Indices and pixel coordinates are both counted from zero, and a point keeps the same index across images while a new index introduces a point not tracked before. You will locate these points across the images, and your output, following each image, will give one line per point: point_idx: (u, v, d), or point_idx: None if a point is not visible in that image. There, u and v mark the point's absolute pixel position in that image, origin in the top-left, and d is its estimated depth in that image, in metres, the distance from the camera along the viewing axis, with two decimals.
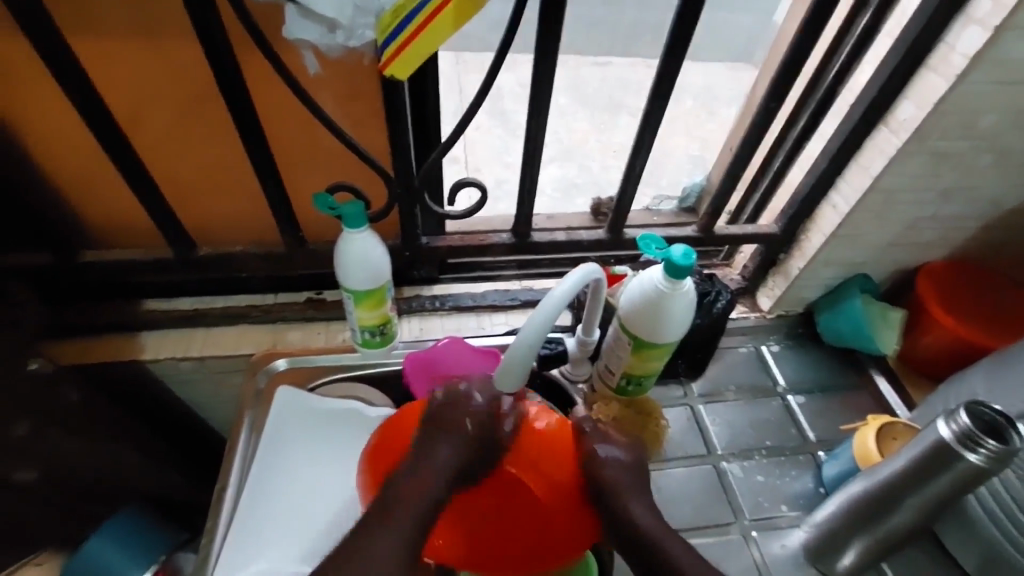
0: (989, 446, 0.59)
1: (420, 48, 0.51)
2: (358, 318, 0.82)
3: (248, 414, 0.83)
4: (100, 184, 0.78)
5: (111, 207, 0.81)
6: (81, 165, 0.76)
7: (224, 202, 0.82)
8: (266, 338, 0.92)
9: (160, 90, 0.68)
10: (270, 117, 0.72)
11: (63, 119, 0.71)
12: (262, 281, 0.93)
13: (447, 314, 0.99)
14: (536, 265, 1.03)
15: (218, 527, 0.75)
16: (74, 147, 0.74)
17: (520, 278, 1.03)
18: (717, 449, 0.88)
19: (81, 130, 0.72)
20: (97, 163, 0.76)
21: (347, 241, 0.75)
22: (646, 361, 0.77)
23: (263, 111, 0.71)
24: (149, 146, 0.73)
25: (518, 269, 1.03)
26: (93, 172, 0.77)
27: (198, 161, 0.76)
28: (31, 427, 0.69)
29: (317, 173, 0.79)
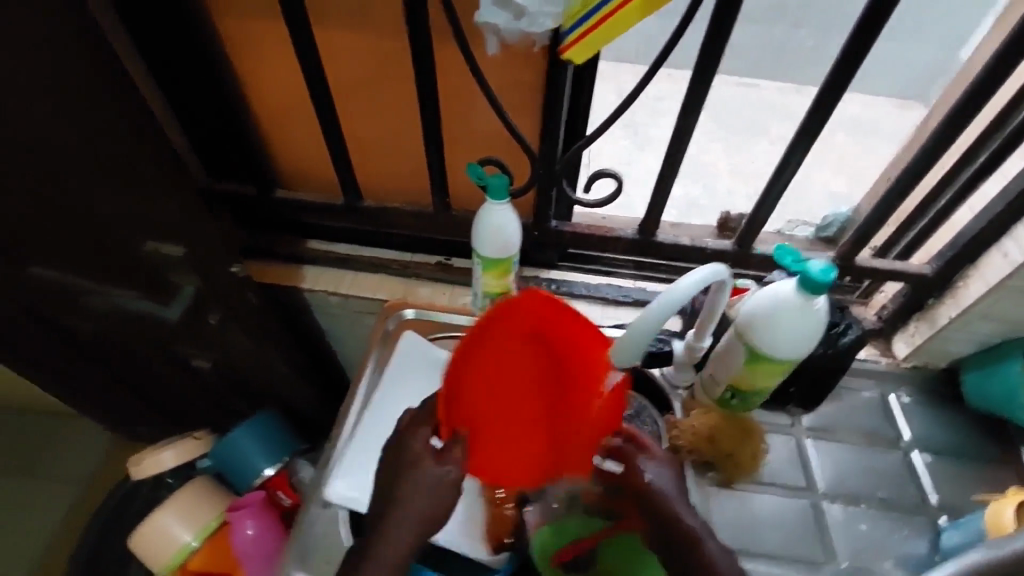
0: None
1: (602, 34, 0.57)
2: (483, 284, 0.91)
3: (375, 350, 0.95)
4: (300, 138, 0.93)
5: (307, 159, 0.97)
6: (293, 121, 0.91)
7: (392, 167, 0.93)
8: (400, 289, 1.05)
9: (366, 65, 0.80)
10: (449, 97, 0.81)
11: (289, 85, 0.86)
12: (401, 240, 1.05)
13: (560, 298, 1.03)
14: (655, 269, 1.03)
15: (343, 431, 0.87)
16: (290, 105, 0.89)
17: (635, 278, 1.05)
18: (819, 486, 0.83)
19: (298, 92, 0.87)
20: (303, 121, 0.91)
21: (489, 211, 0.84)
22: (756, 376, 0.76)
23: (445, 91, 0.81)
24: (345, 112, 0.86)
25: (635, 269, 1.04)
26: (298, 127, 0.92)
27: (380, 129, 0.88)
28: (221, 319, 0.86)
29: (475, 151, 0.88)
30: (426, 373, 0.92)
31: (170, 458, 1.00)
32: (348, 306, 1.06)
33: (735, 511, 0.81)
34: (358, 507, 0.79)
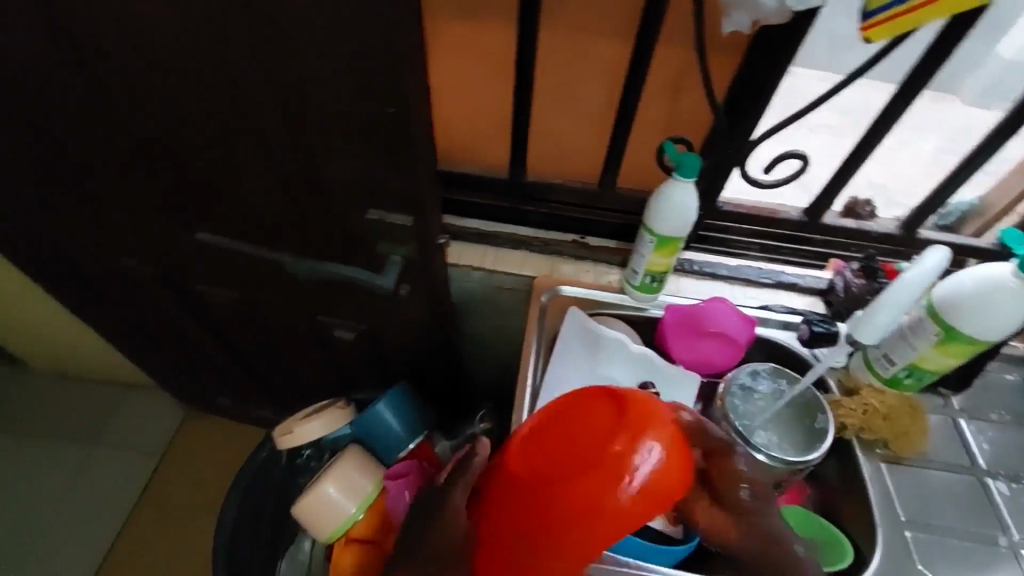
0: None
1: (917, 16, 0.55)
2: (650, 261, 0.92)
3: (540, 322, 0.96)
4: (480, 116, 0.90)
5: (475, 135, 0.93)
6: (480, 95, 0.87)
7: (568, 143, 0.92)
8: (544, 265, 1.04)
9: (582, 35, 0.78)
10: (656, 73, 0.81)
11: (488, 57, 0.82)
12: (540, 216, 1.04)
13: (701, 279, 1.03)
14: (782, 251, 1.04)
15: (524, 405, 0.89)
16: (483, 82, 0.85)
17: (762, 261, 1.05)
18: (981, 465, 0.86)
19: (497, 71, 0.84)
20: (484, 94, 0.87)
21: (674, 188, 0.84)
22: (943, 358, 0.79)
23: (653, 68, 0.80)
24: (539, 86, 0.84)
25: (761, 251, 1.05)
26: (485, 109, 0.89)
27: (573, 103, 0.86)
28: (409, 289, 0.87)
29: (660, 129, 0.88)
30: (594, 351, 0.93)
31: (318, 428, 1.00)
32: (488, 281, 1.05)
33: (908, 487, 0.83)
34: None
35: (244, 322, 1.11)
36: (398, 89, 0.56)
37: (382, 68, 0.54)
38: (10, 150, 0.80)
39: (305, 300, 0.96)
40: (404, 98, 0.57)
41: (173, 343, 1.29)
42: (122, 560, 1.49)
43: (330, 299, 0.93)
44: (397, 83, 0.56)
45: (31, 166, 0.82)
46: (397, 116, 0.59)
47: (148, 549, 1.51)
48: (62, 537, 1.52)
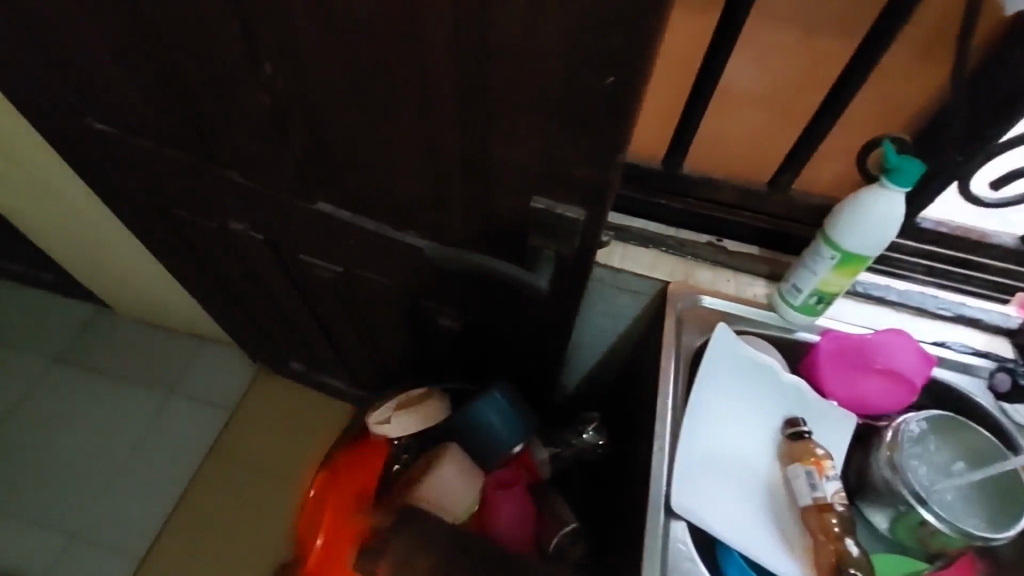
0: None
1: None
2: (822, 280, 0.78)
3: (676, 337, 0.84)
4: (653, 90, 0.80)
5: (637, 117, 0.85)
6: (661, 64, 0.78)
7: (745, 134, 0.82)
8: (678, 270, 0.90)
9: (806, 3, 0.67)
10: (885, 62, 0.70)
11: (687, 20, 0.73)
12: (688, 214, 0.90)
13: (860, 301, 0.90)
14: (967, 281, 0.88)
15: (664, 429, 0.77)
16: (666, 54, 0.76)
17: (937, 287, 0.89)
18: None
19: (688, 37, 0.75)
20: (664, 69, 0.78)
21: (880, 195, 0.70)
22: None
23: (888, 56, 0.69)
24: (736, 58, 0.74)
25: (932, 276, 0.89)
26: (662, 81, 0.80)
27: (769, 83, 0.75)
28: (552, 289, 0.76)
29: (862, 127, 0.77)
30: (739, 377, 0.82)
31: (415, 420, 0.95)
32: (611, 281, 0.93)
33: None
34: (705, 524, 0.72)
35: (344, 299, 1.04)
36: (634, 57, 0.46)
37: (621, 28, 0.45)
38: (142, 95, 0.75)
39: (421, 284, 0.88)
40: (634, 68, 0.47)
41: (262, 309, 1.24)
42: (185, 513, 1.48)
43: (452, 287, 0.85)
44: (632, 51, 0.46)
45: (161, 113, 0.76)
46: (617, 90, 0.49)
47: (210, 507, 1.49)
48: (133, 481, 1.52)
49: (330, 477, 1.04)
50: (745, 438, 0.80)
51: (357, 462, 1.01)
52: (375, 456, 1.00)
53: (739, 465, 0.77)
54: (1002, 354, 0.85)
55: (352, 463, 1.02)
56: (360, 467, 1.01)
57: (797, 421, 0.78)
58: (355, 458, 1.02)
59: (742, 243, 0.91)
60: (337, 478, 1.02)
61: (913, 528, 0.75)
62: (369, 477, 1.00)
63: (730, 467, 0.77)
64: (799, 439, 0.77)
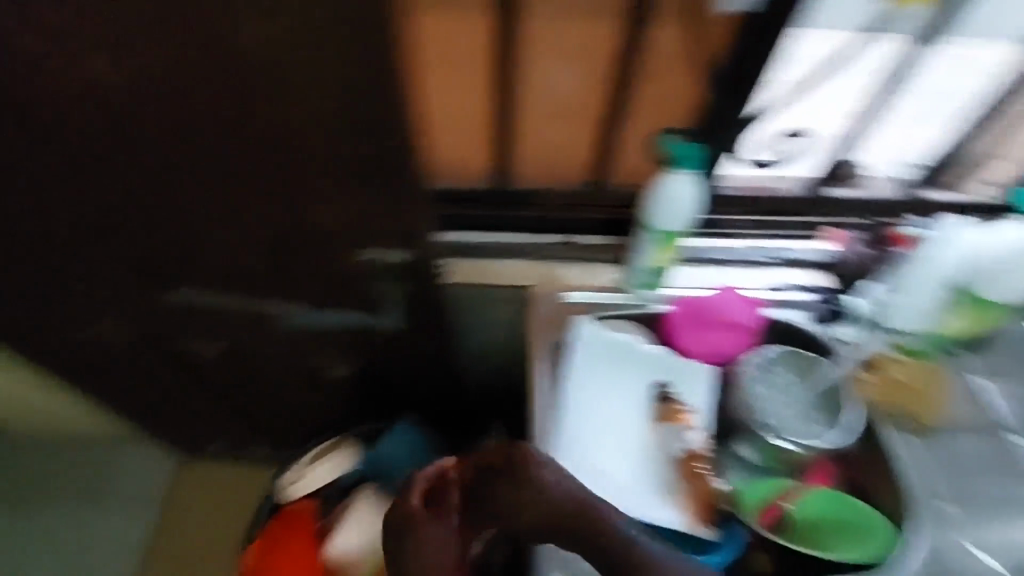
0: None
1: None
2: (651, 257, 0.89)
3: (544, 338, 0.91)
4: (460, 116, 0.86)
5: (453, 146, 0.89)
6: (457, 93, 0.83)
7: (550, 146, 0.90)
8: (536, 273, 0.98)
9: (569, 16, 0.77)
10: (643, 62, 0.81)
11: (472, 45, 0.79)
12: (532, 220, 0.97)
13: (701, 266, 1.00)
14: (784, 227, 1.00)
15: (545, 424, 0.84)
16: (457, 81, 0.82)
17: (766, 238, 1.01)
18: (1004, 421, 0.85)
19: (470, 64, 0.81)
20: (463, 95, 0.84)
21: (671, 180, 0.80)
22: (959, 316, 0.86)
23: (644, 59, 0.80)
24: (525, 73, 0.82)
25: (757, 227, 1.00)
26: (463, 109, 0.86)
27: (559, 92, 0.84)
28: None
29: (648, 118, 0.86)
30: (603, 360, 0.89)
31: (332, 466, 1.02)
32: (481, 298, 0.99)
33: (938, 457, 0.82)
34: None
35: (232, 372, 1.05)
36: None
37: None
38: None
39: None
40: None
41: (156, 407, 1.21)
42: None
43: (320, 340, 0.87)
44: None
45: None
46: None
47: None
48: None
49: (254, 556, 0.98)
50: (619, 412, 0.87)
51: (284, 534, 0.98)
52: (299, 523, 0.99)
53: (615, 439, 0.86)
54: (820, 284, 0.97)
55: (280, 536, 0.98)
56: (287, 537, 0.98)
57: (665, 387, 0.89)
58: (280, 529, 0.99)
59: (591, 236, 0.98)
60: (264, 552, 0.98)
61: (769, 453, 0.85)
62: (301, 545, 0.98)
63: (608, 444, 0.85)
64: (667, 403, 0.88)
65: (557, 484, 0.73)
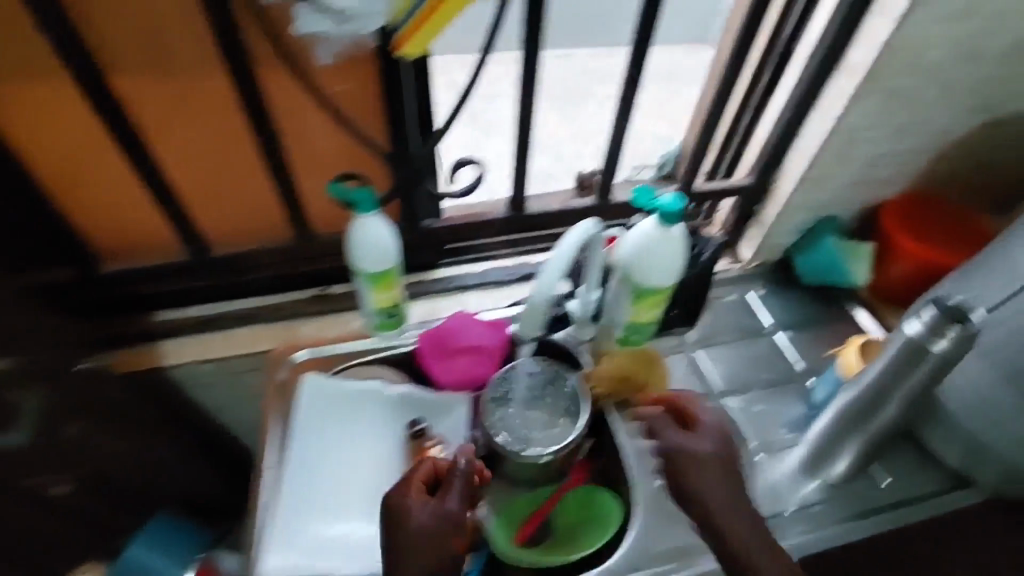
0: (955, 333, 0.63)
1: (434, 27, 0.57)
2: (374, 300, 0.88)
3: (272, 408, 0.88)
4: (117, 193, 0.81)
5: (131, 224, 0.85)
6: (99, 170, 0.78)
7: (234, 209, 0.85)
8: (282, 334, 0.96)
9: (174, 100, 0.71)
10: (287, 118, 0.74)
11: (90, 139, 0.74)
12: (267, 282, 0.94)
13: (452, 294, 1.02)
14: (531, 243, 1.03)
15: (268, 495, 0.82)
16: (92, 159, 0.77)
17: (517, 257, 1.05)
18: (715, 387, 0.95)
19: (97, 143, 0.75)
20: (113, 173, 0.79)
21: (359, 227, 0.80)
22: (646, 311, 0.84)
23: (284, 113, 0.74)
24: (162, 158, 0.77)
25: (512, 247, 1.03)
26: (117, 185, 0.80)
27: (212, 167, 0.79)
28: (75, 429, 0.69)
29: (325, 169, 0.81)
30: (331, 415, 0.87)
31: None
32: (224, 369, 0.96)
33: (657, 436, 0.89)
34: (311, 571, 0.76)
35: None
36: None
37: None
38: None
39: None
40: None
41: None
42: None
43: None
44: None
45: None
46: None
47: None
48: None
49: None
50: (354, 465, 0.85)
51: None
52: None
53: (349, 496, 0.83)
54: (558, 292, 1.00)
55: None
56: None
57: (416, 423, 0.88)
58: None
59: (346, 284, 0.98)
60: None
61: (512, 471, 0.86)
62: None
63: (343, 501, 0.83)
64: (417, 439, 0.88)
65: (681, 455, 0.70)
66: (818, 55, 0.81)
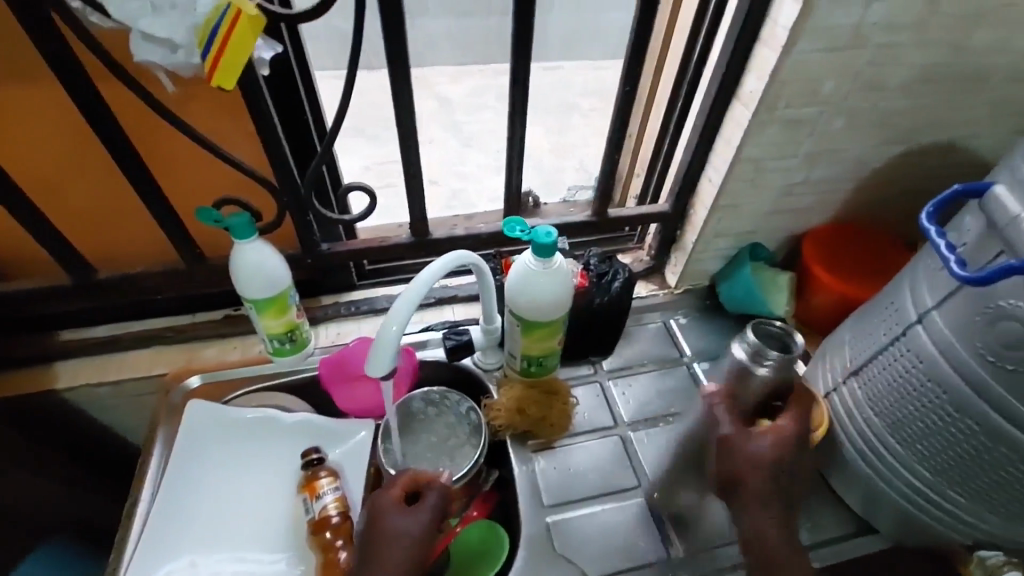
0: (773, 357, 0.70)
1: (236, 54, 0.54)
2: (263, 326, 0.85)
3: (161, 428, 0.86)
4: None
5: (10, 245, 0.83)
6: None
7: (113, 230, 0.84)
8: (180, 357, 0.93)
9: (29, 121, 0.69)
10: (149, 143, 0.74)
11: None
12: (175, 302, 0.94)
13: (364, 317, 1.00)
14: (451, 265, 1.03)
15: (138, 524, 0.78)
16: None
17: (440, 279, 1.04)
18: (623, 420, 0.92)
19: None
20: None
21: (239, 251, 0.77)
22: (540, 342, 0.81)
23: (144, 139, 0.73)
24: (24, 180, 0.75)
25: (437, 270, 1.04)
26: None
27: (81, 187, 0.77)
28: None
29: (204, 190, 0.81)
30: (219, 440, 0.86)
31: None
32: (124, 393, 0.93)
33: (555, 471, 0.85)
34: None
35: None
36: None
37: None
38: None
39: None
40: None
41: None
42: None
43: None
44: None
45: None
46: None
47: None
48: None
49: None
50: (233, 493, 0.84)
51: None
52: None
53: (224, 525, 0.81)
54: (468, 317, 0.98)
55: None
56: None
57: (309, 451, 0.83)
58: None
59: None
60: None
61: None
62: None
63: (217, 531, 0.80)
64: (310, 467, 0.83)
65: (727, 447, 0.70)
66: (715, 82, 0.81)
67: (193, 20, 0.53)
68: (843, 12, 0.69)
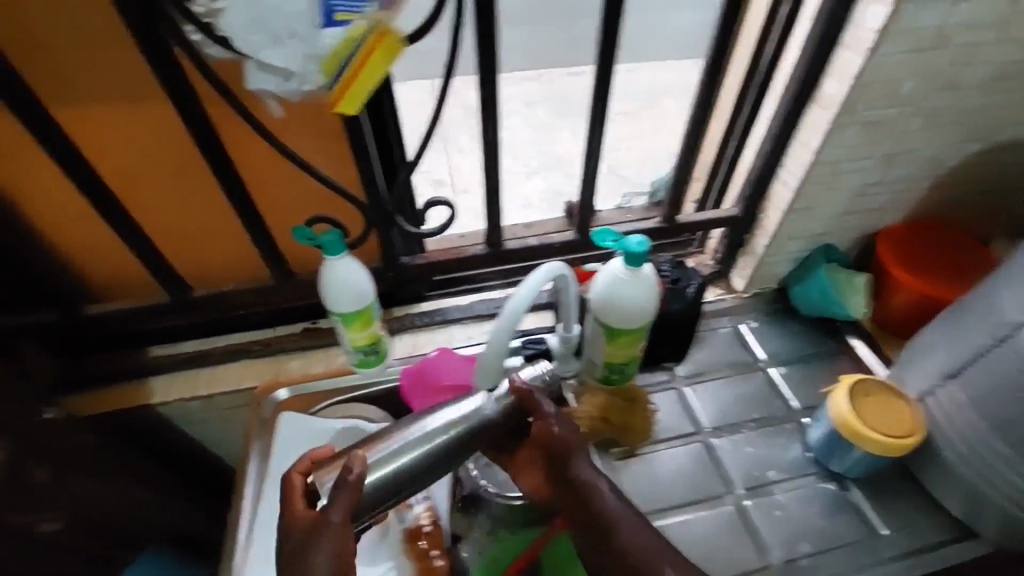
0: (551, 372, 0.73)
1: (365, 83, 0.59)
2: (349, 338, 0.87)
3: (256, 441, 0.90)
4: (98, 240, 0.83)
5: (110, 266, 0.87)
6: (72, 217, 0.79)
7: (207, 247, 0.87)
8: (267, 370, 0.96)
9: (138, 148, 0.73)
10: (249, 165, 0.77)
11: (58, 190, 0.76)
12: (258, 316, 0.97)
13: (438, 327, 1.02)
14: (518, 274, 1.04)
15: (240, 531, 0.82)
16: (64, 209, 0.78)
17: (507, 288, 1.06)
18: (704, 426, 0.91)
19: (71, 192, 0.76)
20: (89, 221, 0.80)
21: (330, 267, 0.79)
22: (624, 348, 0.81)
23: (246, 160, 0.76)
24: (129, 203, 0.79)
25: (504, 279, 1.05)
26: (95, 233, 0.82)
27: (182, 207, 0.81)
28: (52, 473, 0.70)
29: (294, 209, 0.84)
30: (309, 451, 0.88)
31: None
32: (213, 405, 0.97)
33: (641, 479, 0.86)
34: None
35: None
36: None
37: None
38: None
39: None
40: None
41: None
42: None
43: None
44: None
45: None
46: None
47: None
48: None
49: None
50: None
51: None
52: None
53: None
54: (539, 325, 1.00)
55: None
56: None
57: None
58: None
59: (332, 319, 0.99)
60: None
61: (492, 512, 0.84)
62: None
63: None
64: None
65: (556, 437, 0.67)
66: (791, 88, 0.80)
67: (308, 50, 0.56)
68: (931, 13, 0.69)
